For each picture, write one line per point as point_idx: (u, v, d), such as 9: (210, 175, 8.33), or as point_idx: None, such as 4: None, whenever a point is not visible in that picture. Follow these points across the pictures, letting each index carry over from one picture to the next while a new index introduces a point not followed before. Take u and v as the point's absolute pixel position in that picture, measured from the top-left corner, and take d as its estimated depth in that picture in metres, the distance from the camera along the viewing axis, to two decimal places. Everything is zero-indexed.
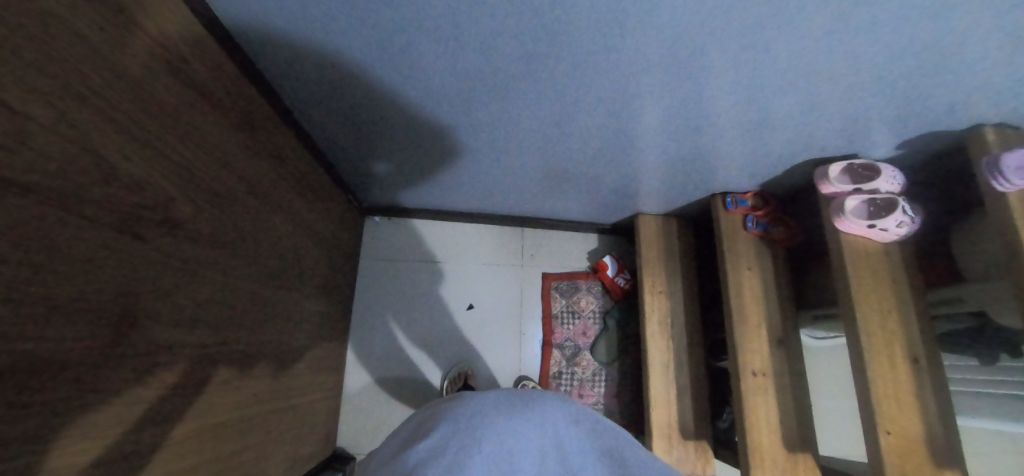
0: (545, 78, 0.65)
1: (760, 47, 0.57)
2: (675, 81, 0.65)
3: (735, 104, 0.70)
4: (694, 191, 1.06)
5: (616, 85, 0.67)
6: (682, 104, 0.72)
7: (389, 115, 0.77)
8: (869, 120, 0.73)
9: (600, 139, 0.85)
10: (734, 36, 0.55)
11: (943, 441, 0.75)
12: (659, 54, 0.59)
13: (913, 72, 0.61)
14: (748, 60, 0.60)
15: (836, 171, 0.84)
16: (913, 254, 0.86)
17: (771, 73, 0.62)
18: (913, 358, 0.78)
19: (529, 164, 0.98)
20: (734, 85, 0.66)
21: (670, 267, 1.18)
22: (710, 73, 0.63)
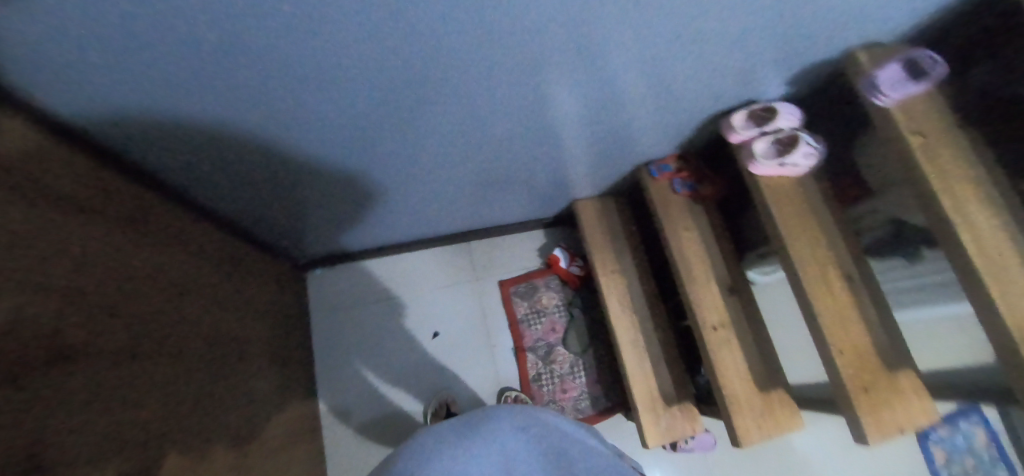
0: (439, 92, 0.65)
1: (632, 20, 0.58)
2: (564, 71, 0.66)
3: (626, 77, 0.72)
4: (619, 167, 1.09)
5: (509, 85, 0.67)
6: (575, 90, 0.73)
7: (294, 167, 0.74)
8: (755, 66, 0.77)
9: (512, 140, 0.85)
10: (606, 15, 0.56)
11: (890, 344, 0.80)
12: (540, 47, 0.59)
13: (777, 15, 0.65)
14: (623, 35, 0.61)
15: (739, 119, 0.87)
16: (825, 179, 0.91)
17: (650, 42, 0.64)
18: (847, 277, 0.83)
19: (453, 180, 0.97)
20: (620, 60, 0.67)
21: (616, 245, 1.20)
22: (593, 54, 0.64)
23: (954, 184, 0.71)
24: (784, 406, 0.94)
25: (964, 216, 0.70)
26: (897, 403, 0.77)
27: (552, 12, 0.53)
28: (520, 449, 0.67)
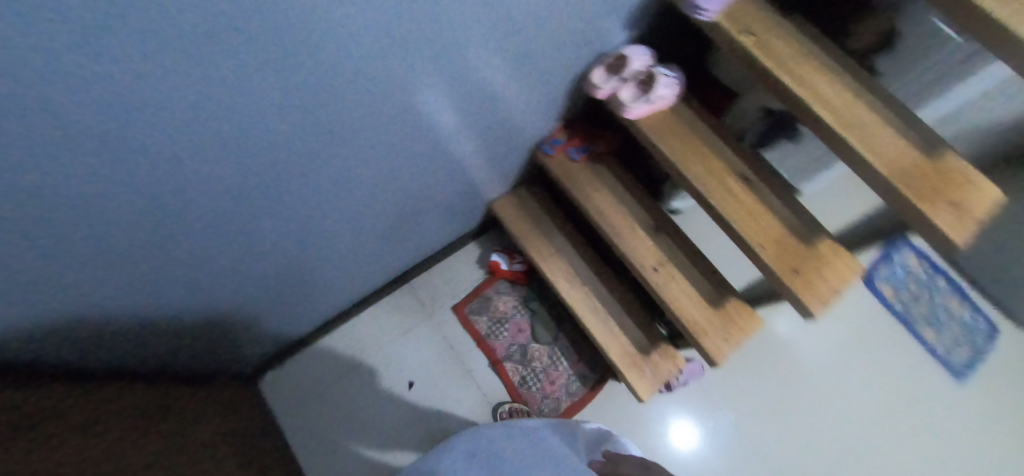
0: (299, 151, 0.63)
1: (456, 28, 0.59)
2: (413, 90, 0.66)
3: (472, 78, 0.73)
4: (514, 157, 1.10)
5: (365, 123, 0.66)
6: (427, 106, 0.73)
7: (175, 270, 0.70)
8: (592, 24, 0.79)
9: (394, 170, 0.85)
10: (427, 31, 0.56)
11: (800, 222, 0.87)
12: (367, 81, 0.58)
13: None
14: (455, 42, 0.62)
15: (598, 76, 0.91)
16: (694, 100, 0.97)
17: (483, 39, 0.65)
18: (744, 178, 0.89)
19: (359, 227, 0.95)
20: (464, 65, 0.68)
21: (543, 229, 1.22)
22: (425, 71, 0.64)
23: (795, 64, 0.78)
24: (740, 312, 0.99)
25: (813, 88, 0.76)
26: (825, 271, 0.84)
27: (367, 47, 0.53)
28: (452, 463, 0.65)
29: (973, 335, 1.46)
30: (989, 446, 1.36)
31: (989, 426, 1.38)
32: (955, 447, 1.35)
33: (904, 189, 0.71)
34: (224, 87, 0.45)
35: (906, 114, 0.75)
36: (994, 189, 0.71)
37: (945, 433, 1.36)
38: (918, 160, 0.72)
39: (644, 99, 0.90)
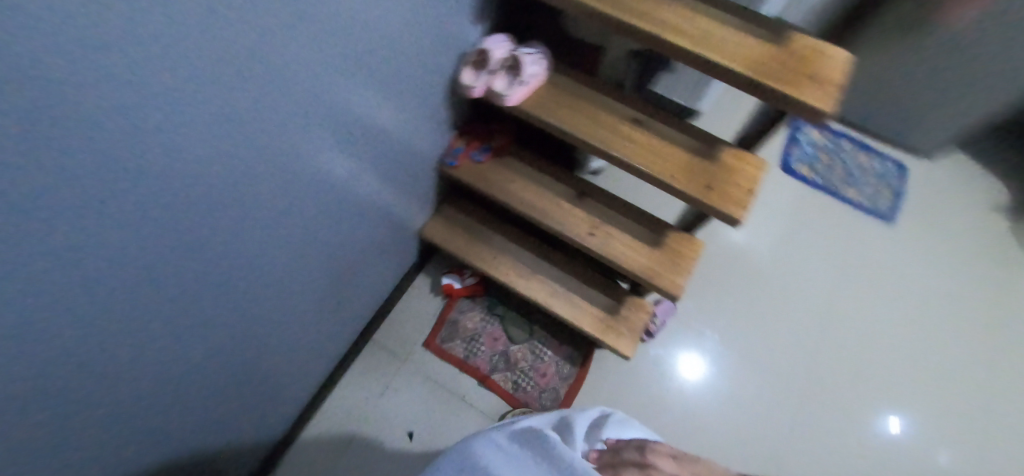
0: (201, 257, 0.58)
1: (297, 77, 0.57)
2: (297, 148, 0.64)
3: (342, 121, 0.71)
4: (422, 180, 1.09)
5: (258, 203, 0.63)
6: (313, 165, 0.70)
7: (114, 431, 0.63)
8: (443, 24, 0.80)
9: (312, 238, 0.81)
10: (286, 80, 0.56)
11: (696, 143, 0.92)
12: (234, 162, 0.55)
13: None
14: (317, 84, 0.61)
15: (468, 76, 0.92)
16: (564, 66, 1.00)
17: (345, 72, 0.65)
18: (634, 122, 0.94)
19: (297, 307, 0.91)
20: (327, 111, 0.66)
21: (478, 237, 1.22)
22: (290, 131, 0.61)
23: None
24: (679, 242, 1.04)
25: (660, 17, 0.80)
26: (734, 177, 0.89)
27: (213, 128, 0.49)
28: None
29: (882, 178, 1.79)
30: (903, 269, 1.63)
31: (896, 254, 1.65)
32: (883, 281, 1.60)
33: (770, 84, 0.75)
34: (85, 222, 0.41)
35: (744, 13, 0.81)
36: (841, 51, 0.78)
37: (871, 273, 1.61)
38: (771, 50, 0.78)
39: (518, 82, 0.91)
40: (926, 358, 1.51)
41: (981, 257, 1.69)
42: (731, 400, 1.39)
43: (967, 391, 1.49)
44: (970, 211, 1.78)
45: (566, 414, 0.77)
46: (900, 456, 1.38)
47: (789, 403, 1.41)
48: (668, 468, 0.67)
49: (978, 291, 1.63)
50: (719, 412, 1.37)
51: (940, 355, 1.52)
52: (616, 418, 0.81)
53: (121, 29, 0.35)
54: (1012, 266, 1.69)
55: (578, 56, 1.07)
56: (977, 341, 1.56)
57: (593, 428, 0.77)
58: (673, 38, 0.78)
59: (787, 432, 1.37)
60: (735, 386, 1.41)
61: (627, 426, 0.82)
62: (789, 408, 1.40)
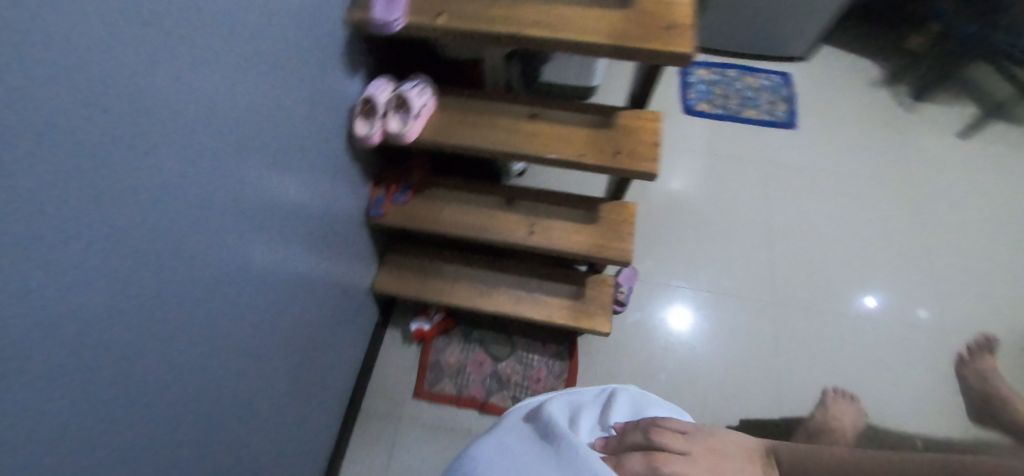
0: (128, 391, 0.55)
1: (182, 181, 0.56)
2: (211, 246, 0.63)
3: (251, 210, 0.70)
4: (356, 238, 1.08)
5: (181, 317, 0.61)
6: (232, 261, 0.68)
7: None
8: (319, 82, 0.81)
9: (256, 333, 0.78)
10: (174, 184, 0.55)
11: (594, 118, 0.96)
12: (135, 284, 0.53)
13: (269, 65, 0.67)
14: (211, 178, 0.61)
15: (361, 127, 0.93)
16: (451, 87, 1.03)
17: (237, 157, 0.64)
18: (532, 117, 0.97)
19: (265, 404, 0.87)
20: (230, 204, 0.65)
21: (430, 274, 1.22)
22: (193, 236, 0.60)
23: (494, 3, 0.86)
24: (614, 213, 1.08)
25: (517, 17, 0.84)
26: (637, 136, 0.94)
27: (98, 258, 0.48)
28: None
29: (774, 92, 1.93)
30: (818, 166, 1.77)
31: (808, 156, 1.79)
32: (806, 183, 1.73)
33: (635, 45, 0.79)
34: None
35: None
36: None
37: (793, 180, 1.74)
38: (624, 16, 0.83)
39: (412, 116, 0.93)
40: (866, 235, 1.64)
41: (877, 133, 1.86)
42: (717, 337, 1.44)
43: (909, 252, 1.62)
44: (855, 97, 1.95)
45: (578, 402, 0.80)
46: (878, 329, 1.48)
47: (768, 319, 1.48)
48: (676, 447, 0.70)
49: (886, 164, 1.79)
50: (710, 351, 1.42)
51: (876, 229, 1.65)
52: (632, 394, 0.84)
53: None
54: (905, 132, 1.87)
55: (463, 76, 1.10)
56: (901, 206, 1.70)
57: (604, 410, 0.80)
58: (536, 32, 0.82)
59: (774, 345, 1.44)
60: (715, 322, 1.46)
61: (642, 403, 0.83)
62: (770, 323, 1.47)
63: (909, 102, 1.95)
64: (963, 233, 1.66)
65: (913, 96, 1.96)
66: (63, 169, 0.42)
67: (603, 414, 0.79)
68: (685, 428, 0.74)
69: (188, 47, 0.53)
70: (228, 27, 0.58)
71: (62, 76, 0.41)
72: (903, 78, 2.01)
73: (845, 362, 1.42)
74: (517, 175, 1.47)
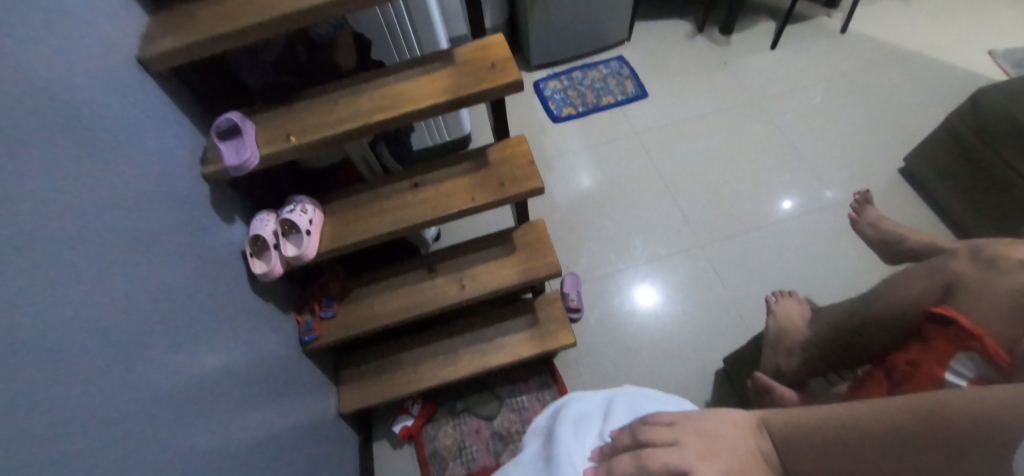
0: None
1: (86, 407, 0.54)
2: (146, 446, 0.60)
3: (174, 397, 0.67)
4: (302, 371, 1.05)
5: None
6: (176, 457, 0.65)
7: None
8: (197, 242, 0.81)
9: None
10: (79, 411, 0.53)
11: (469, 163, 1.02)
12: None
13: (134, 253, 0.66)
14: (120, 380, 0.59)
15: (259, 265, 0.91)
16: (331, 192, 1.05)
17: (138, 348, 0.63)
18: (416, 186, 1.01)
19: None
20: (148, 403, 0.62)
21: (390, 370, 1.19)
22: (120, 454, 0.56)
23: (334, 107, 0.90)
24: (528, 234, 1.13)
25: (360, 110, 0.89)
26: (513, 162, 1.01)
27: None
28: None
29: (617, 75, 2.14)
30: (681, 118, 1.97)
31: (667, 113, 1.99)
32: (677, 136, 1.91)
33: (471, 91, 0.87)
34: None
35: (415, 62, 0.94)
36: (496, 36, 0.95)
37: (666, 138, 1.91)
38: (452, 71, 0.91)
39: (304, 234, 0.93)
40: (744, 157, 1.83)
41: (712, 72, 2.11)
42: (671, 298, 1.53)
43: (782, 152, 1.82)
44: (681, 53, 2.20)
45: (584, 412, 0.84)
46: (790, 228, 1.63)
47: (703, 262, 1.59)
48: (663, 438, 0.60)
49: (729, 93, 2.03)
50: (671, 314, 1.50)
51: (749, 147, 1.85)
52: (630, 397, 0.87)
53: None
54: (731, 62, 2.14)
55: (338, 178, 1.13)
56: (757, 120, 1.93)
57: (606, 415, 0.83)
58: (381, 116, 0.87)
59: (720, 280, 1.55)
60: (663, 286, 1.55)
61: (640, 401, 0.86)
62: (706, 265, 1.58)
63: (723, 39, 2.24)
64: (813, 121, 1.91)
65: (723, 33, 2.25)
66: None
67: (604, 419, 0.82)
68: (673, 417, 0.62)
69: (41, 274, 0.52)
70: (77, 239, 0.58)
71: None
72: (709, 23, 2.31)
73: (779, 268, 1.56)
74: (433, 240, 1.50)
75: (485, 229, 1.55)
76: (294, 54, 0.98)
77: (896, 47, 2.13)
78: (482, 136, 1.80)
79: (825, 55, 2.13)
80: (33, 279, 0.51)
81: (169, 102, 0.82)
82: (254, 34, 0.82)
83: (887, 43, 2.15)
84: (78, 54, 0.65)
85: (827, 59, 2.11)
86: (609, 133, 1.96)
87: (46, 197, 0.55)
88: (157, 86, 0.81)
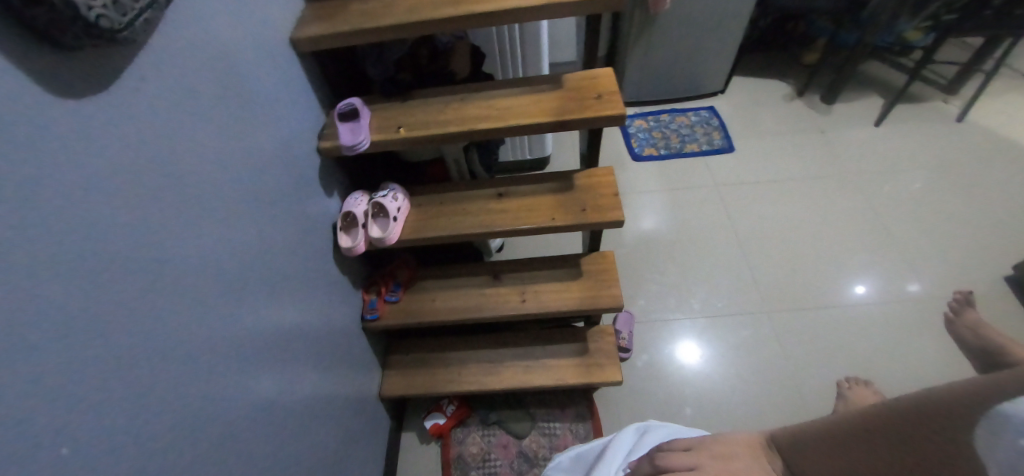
0: None
1: (179, 329, 0.60)
2: (221, 375, 0.67)
3: (249, 341, 0.73)
4: (358, 346, 1.11)
5: (196, 461, 0.62)
6: (240, 394, 0.70)
7: None
8: (298, 207, 0.88)
9: (273, 462, 0.78)
10: (173, 332, 0.59)
11: (554, 184, 1.05)
12: (146, 436, 0.55)
13: (244, 205, 0.74)
14: (211, 310, 0.66)
15: (346, 241, 0.99)
16: (420, 186, 1.11)
17: (230, 290, 0.70)
18: (500, 196, 1.05)
19: None
20: (228, 341, 0.68)
21: (436, 365, 1.22)
22: (196, 378, 0.62)
23: (442, 109, 0.96)
24: (596, 264, 1.14)
25: (466, 116, 0.94)
26: (597, 191, 1.02)
27: (110, 414, 0.51)
28: None
29: (706, 124, 2.12)
30: (767, 178, 1.91)
31: (753, 171, 1.94)
32: (760, 196, 1.86)
33: (573, 116, 0.90)
34: None
35: (524, 80, 0.99)
36: (605, 69, 0.98)
37: (747, 195, 1.86)
38: (558, 95, 0.95)
39: (390, 219, 0.99)
40: (828, 229, 1.75)
41: (807, 138, 2.04)
42: (725, 358, 1.47)
43: (872, 232, 1.73)
44: (776, 113, 2.15)
45: (615, 441, 0.87)
46: (868, 313, 1.54)
47: (767, 328, 1.52)
48: (683, 463, 0.61)
49: (822, 161, 1.96)
50: (723, 375, 1.44)
51: (835, 221, 1.77)
52: (665, 429, 0.88)
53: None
54: (830, 130, 2.07)
55: (427, 174, 1.20)
56: (850, 195, 1.84)
57: (630, 449, 0.84)
58: (483, 125, 0.91)
59: (781, 350, 1.47)
60: (719, 344, 1.50)
61: (673, 431, 0.87)
62: (769, 332, 1.51)
63: (823, 106, 2.17)
64: (912, 206, 1.79)
65: (824, 101, 2.18)
66: (60, 341, 0.47)
67: (633, 448, 0.84)
68: (690, 443, 0.64)
69: (167, 206, 0.60)
70: (202, 182, 0.65)
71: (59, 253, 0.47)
72: (811, 88, 2.25)
73: (851, 352, 1.46)
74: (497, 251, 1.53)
75: (550, 249, 1.57)
76: (416, 56, 1.07)
77: (1020, 144, 1.96)
78: (561, 159, 1.83)
79: (935, 140, 2.00)
80: (162, 206, 0.59)
81: (302, 79, 0.92)
82: (388, 33, 0.90)
83: (1014, 139, 1.99)
84: (240, 24, 0.75)
85: (937, 145, 1.98)
86: (690, 180, 1.93)
87: (188, 139, 0.63)
88: (297, 63, 0.91)
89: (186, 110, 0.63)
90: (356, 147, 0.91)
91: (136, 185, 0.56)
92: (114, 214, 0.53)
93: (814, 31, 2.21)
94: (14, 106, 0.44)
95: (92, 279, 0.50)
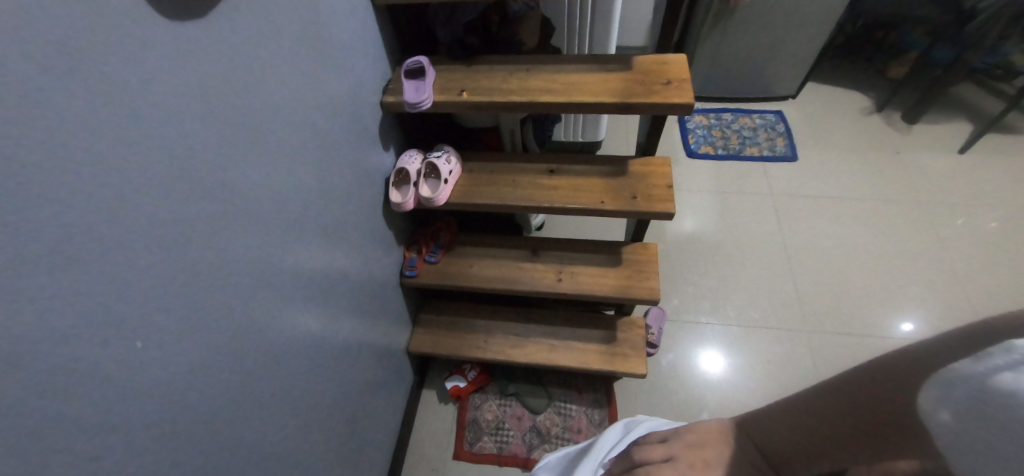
0: (182, 441, 0.60)
1: (230, 253, 0.64)
2: (263, 304, 0.71)
3: (291, 276, 0.76)
4: (394, 299, 1.14)
5: (231, 373, 0.66)
6: (277, 322, 0.74)
7: None
8: (355, 156, 0.91)
9: (300, 390, 0.82)
10: (224, 253, 0.63)
11: (607, 168, 1.03)
12: (189, 343, 0.59)
13: (305, 146, 0.77)
14: (261, 240, 0.69)
15: (397, 195, 1.01)
16: (474, 152, 1.13)
17: (280, 225, 0.73)
18: (551, 172, 1.05)
19: (311, 465, 0.89)
20: (272, 272, 0.72)
21: (464, 329, 1.25)
22: (240, 299, 0.67)
23: (506, 78, 0.96)
24: (639, 254, 1.12)
25: (528, 87, 0.93)
26: (651, 181, 1.00)
27: (162, 314, 0.55)
28: None
29: (771, 128, 2.03)
30: (827, 194, 1.82)
31: (814, 184, 1.85)
32: (816, 211, 1.77)
33: (639, 100, 0.87)
34: (50, 432, 0.46)
35: (592, 58, 0.97)
36: (678, 56, 0.95)
37: (804, 209, 1.78)
38: (625, 77, 0.92)
39: (442, 181, 1.00)
40: (885, 256, 1.65)
41: (880, 156, 1.92)
42: (753, 370, 1.43)
43: (934, 267, 1.62)
44: (849, 126, 2.03)
45: (597, 441, 0.87)
46: None
47: (803, 347, 1.47)
48: (657, 456, 0.61)
49: (891, 185, 1.84)
50: (748, 387, 1.40)
51: (895, 248, 1.67)
52: (649, 422, 0.88)
53: (37, 260, 0.43)
54: (906, 152, 1.93)
55: (481, 142, 1.21)
56: (915, 224, 1.73)
57: (613, 446, 0.84)
58: (546, 98, 0.90)
59: (817, 371, 1.42)
60: (749, 356, 1.46)
61: (653, 423, 0.87)
62: (805, 352, 1.46)
63: (904, 125, 2.03)
64: (985, 246, 1.67)
65: (906, 120, 2.04)
66: (125, 244, 0.51)
67: (615, 443, 0.84)
68: (665, 435, 0.65)
69: (234, 135, 0.63)
70: (268, 117, 0.68)
71: (132, 162, 0.50)
72: (893, 104, 2.10)
73: None
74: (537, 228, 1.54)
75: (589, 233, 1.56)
76: (486, 21, 1.05)
77: None
78: (613, 145, 1.80)
79: None
80: (230, 136, 0.62)
81: (375, 32, 0.94)
82: None
83: None
84: None
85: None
86: (744, 184, 1.86)
87: (260, 73, 0.66)
88: (372, 16, 0.92)
89: (263, 46, 0.66)
90: (421, 106, 0.93)
91: (213, 113, 0.59)
92: (188, 138, 0.56)
93: (907, 43, 2.05)
94: (116, 26, 0.48)
95: (163, 194, 0.54)
